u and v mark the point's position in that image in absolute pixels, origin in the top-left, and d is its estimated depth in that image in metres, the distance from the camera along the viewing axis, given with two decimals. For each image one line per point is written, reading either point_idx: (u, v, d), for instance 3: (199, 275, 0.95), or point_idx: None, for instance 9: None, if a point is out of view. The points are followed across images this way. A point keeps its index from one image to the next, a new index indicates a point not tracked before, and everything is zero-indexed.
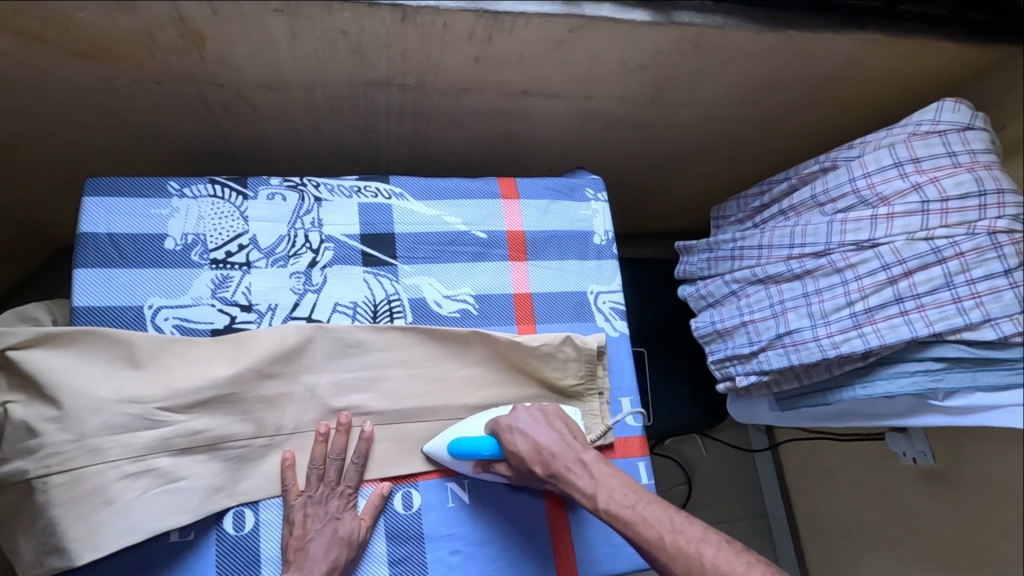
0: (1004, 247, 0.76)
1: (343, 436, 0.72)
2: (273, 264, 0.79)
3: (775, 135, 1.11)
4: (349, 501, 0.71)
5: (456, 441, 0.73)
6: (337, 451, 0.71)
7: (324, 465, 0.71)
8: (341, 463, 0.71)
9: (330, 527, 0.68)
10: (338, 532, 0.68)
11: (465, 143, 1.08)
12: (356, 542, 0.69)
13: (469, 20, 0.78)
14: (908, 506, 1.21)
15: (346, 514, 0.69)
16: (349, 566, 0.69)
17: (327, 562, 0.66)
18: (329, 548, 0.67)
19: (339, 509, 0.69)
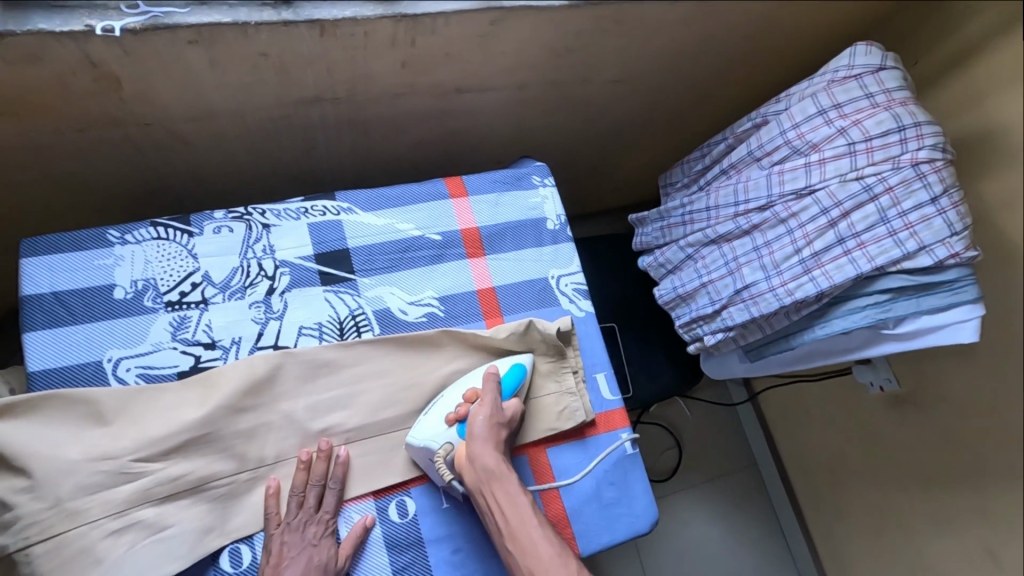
0: (928, 177, 0.80)
1: (321, 464, 0.72)
2: (230, 297, 0.78)
3: (708, 99, 1.14)
4: (327, 530, 0.69)
5: (518, 369, 0.81)
6: (314, 481, 0.71)
7: (301, 494, 0.70)
8: (320, 492, 0.71)
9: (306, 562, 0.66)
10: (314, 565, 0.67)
11: (408, 147, 1.08)
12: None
13: (389, 26, 0.77)
14: (883, 432, 1.27)
15: (324, 544, 0.68)
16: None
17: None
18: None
19: (316, 540, 0.68)
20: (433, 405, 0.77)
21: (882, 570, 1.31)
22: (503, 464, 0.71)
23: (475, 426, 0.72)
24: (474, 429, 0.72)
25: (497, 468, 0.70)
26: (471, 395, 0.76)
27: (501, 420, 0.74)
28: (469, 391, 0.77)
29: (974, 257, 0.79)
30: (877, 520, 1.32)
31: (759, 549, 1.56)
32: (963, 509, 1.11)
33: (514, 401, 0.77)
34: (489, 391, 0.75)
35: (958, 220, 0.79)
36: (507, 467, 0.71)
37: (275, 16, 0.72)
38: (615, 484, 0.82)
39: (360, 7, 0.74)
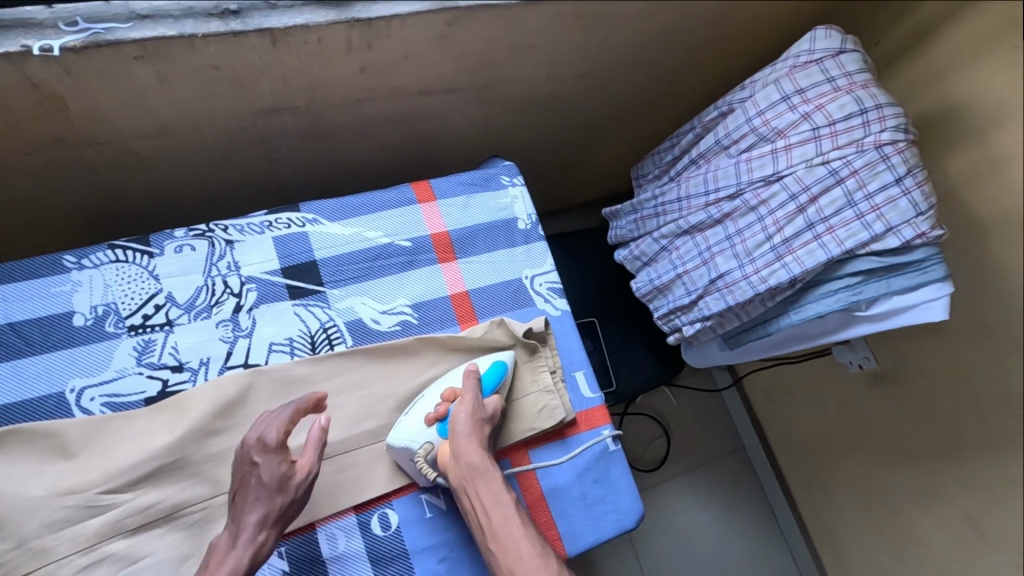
0: (891, 158, 0.80)
1: (280, 419, 0.66)
2: (196, 317, 0.76)
3: (675, 89, 1.13)
4: (268, 501, 0.63)
5: (500, 363, 0.80)
6: (265, 439, 0.65)
7: (256, 450, 0.64)
8: (264, 454, 0.64)
9: (228, 539, 0.62)
10: (236, 542, 0.61)
11: (375, 153, 1.06)
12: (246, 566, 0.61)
13: (343, 31, 0.75)
14: (865, 410, 1.28)
15: (252, 512, 0.62)
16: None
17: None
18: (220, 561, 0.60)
19: (251, 506, 0.63)
20: (413, 407, 0.76)
21: (871, 545, 1.33)
22: (487, 460, 0.69)
23: (456, 423, 0.71)
24: (456, 426, 0.71)
25: (481, 465, 0.69)
26: (449, 394, 0.75)
27: (483, 416, 0.73)
28: (449, 389, 0.76)
29: (941, 236, 0.80)
30: (863, 496, 1.33)
31: (751, 532, 1.57)
32: (946, 480, 1.13)
33: (496, 397, 0.76)
34: (470, 388, 0.74)
35: (923, 199, 0.79)
36: (491, 464, 0.70)
37: (223, 27, 0.69)
38: (599, 482, 0.82)
39: (311, 13, 0.72)
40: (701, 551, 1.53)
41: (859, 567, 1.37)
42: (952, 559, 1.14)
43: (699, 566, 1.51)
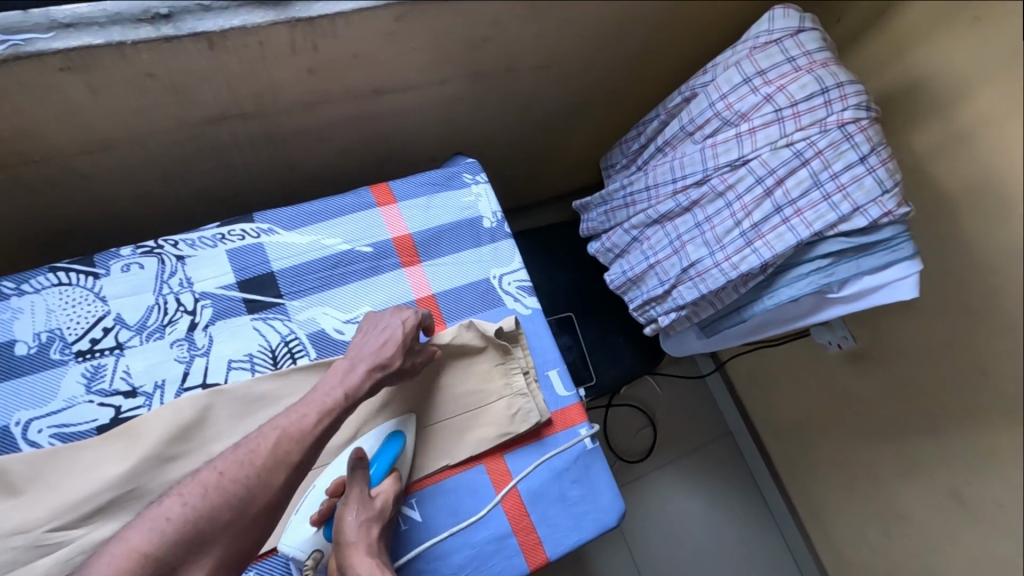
0: (855, 137, 0.79)
1: (413, 321, 0.75)
2: (149, 338, 0.73)
3: (639, 77, 1.12)
4: (376, 374, 0.71)
5: (391, 440, 0.74)
6: (406, 329, 0.74)
7: (389, 334, 0.73)
8: (399, 342, 0.73)
9: (322, 396, 0.68)
10: (329, 398, 0.68)
11: (335, 156, 1.03)
12: (318, 424, 0.66)
13: (285, 32, 0.72)
14: (845, 389, 1.28)
15: (362, 379, 0.70)
16: (293, 470, 0.64)
17: (295, 420, 0.66)
18: (309, 407, 0.67)
19: (362, 375, 0.70)
20: (303, 499, 0.71)
21: (859, 522, 1.34)
22: (376, 565, 0.64)
23: (342, 528, 0.66)
24: (343, 533, 0.66)
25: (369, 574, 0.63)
26: (336, 489, 0.70)
27: (370, 513, 0.67)
28: (336, 483, 0.70)
29: (908, 213, 0.78)
30: (848, 474, 1.34)
31: (741, 517, 1.56)
32: (929, 455, 1.13)
33: (385, 485, 0.71)
34: (356, 485, 0.69)
35: (887, 177, 0.78)
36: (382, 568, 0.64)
37: (154, 33, 0.66)
38: (578, 482, 0.80)
39: (249, 14, 0.69)
40: (692, 539, 1.52)
41: (849, 545, 1.38)
42: (938, 532, 1.15)
43: (691, 554, 1.51)
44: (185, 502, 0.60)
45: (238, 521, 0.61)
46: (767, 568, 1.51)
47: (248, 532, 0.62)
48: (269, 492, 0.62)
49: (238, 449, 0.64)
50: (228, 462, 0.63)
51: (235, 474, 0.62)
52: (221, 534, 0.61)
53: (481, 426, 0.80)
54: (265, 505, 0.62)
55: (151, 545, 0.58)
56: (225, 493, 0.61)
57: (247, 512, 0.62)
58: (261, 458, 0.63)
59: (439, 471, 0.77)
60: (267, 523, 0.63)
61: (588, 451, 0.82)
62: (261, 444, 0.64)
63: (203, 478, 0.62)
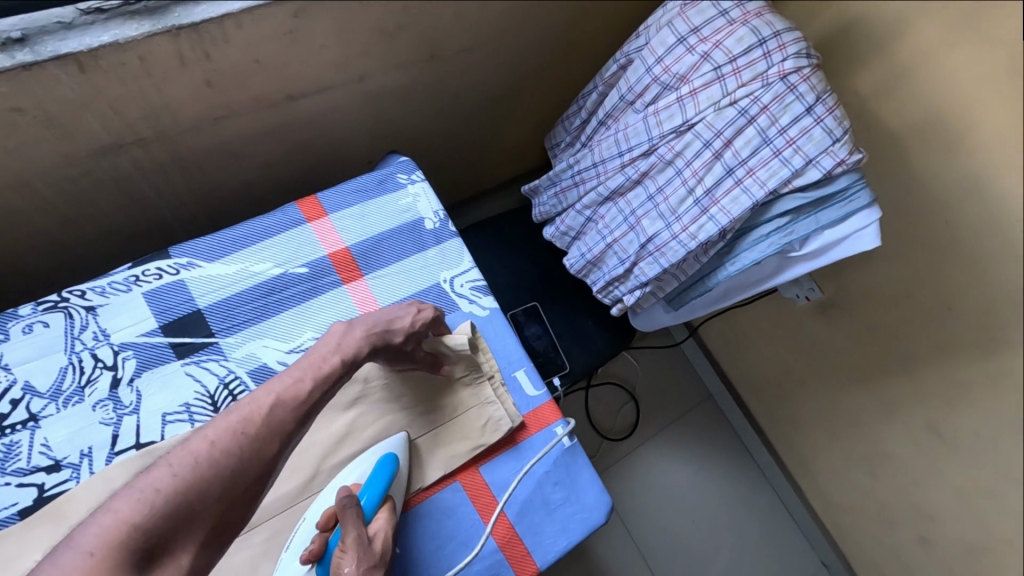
0: (799, 87, 0.75)
1: (430, 316, 0.71)
2: (67, 404, 0.65)
3: (568, 49, 1.07)
4: (376, 342, 0.66)
5: (383, 462, 0.68)
6: (418, 320, 0.70)
7: (400, 315, 0.69)
8: (410, 327, 0.69)
9: (317, 362, 0.61)
10: (326, 365, 0.61)
11: (259, 172, 0.96)
12: (313, 392, 0.59)
13: (168, 43, 0.67)
14: (815, 339, 1.28)
15: (361, 345, 0.64)
16: (286, 439, 0.56)
17: (288, 386, 0.58)
18: (304, 372, 0.60)
19: (360, 340, 0.65)
20: (293, 535, 0.66)
21: (844, 466, 1.35)
22: None
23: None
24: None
25: None
26: (326, 522, 0.65)
27: (372, 557, 0.62)
28: (325, 517, 0.65)
29: (861, 160, 0.75)
30: (829, 422, 1.34)
31: (731, 478, 1.56)
32: (906, 394, 1.13)
33: (381, 522, 0.65)
34: (353, 530, 0.62)
35: (836, 125, 0.74)
36: None
37: (9, 61, 0.60)
38: (560, 484, 0.76)
39: (119, 28, 0.64)
40: (686, 507, 1.51)
41: (838, 490, 1.39)
42: (920, 466, 1.16)
43: (688, 522, 1.50)
44: (177, 471, 0.51)
45: (229, 494, 0.52)
46: (762, 524, 1.52)
47: (240, 506, 0.53)
48: (261, 464, 0.54)
49: (232, 415, 0.55)
50: (223, 428, 0.54)
51: (228, 442, 0.53)
52: (213, 507, 0.51)
53: (453, 442, 0.75)
54: (258, 477, 0.54)
55: (142, 516, 0.49)
56: (216, 462, 0.52)
57: (238, 485, 0.53)
58: (257, 426, 0.55)
59: (414, 495, 0.72)
60: (256, 498, 0.54)
61: (568, 448, 0.78)
62: (256, 410, 0.56)
63: (193, 447, 0.52)
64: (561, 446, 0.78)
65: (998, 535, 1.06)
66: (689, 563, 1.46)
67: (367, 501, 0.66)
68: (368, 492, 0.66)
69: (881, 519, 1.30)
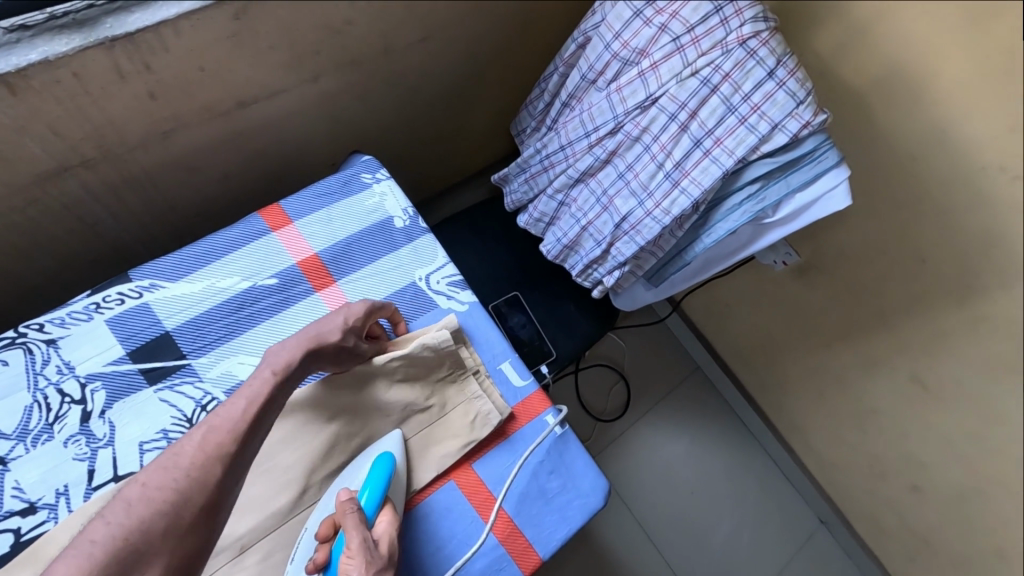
0: (758, 52, 0.74)
1: (362, 309, 0.70)
2: (36, 443, 0.63)
3: (524, 31, 1.05)
4: (312, 348, 0.64)
5: (380, 460, 0.68)
6: (350, 315, 0.69)
7: (331, 318, 0.68)
8: (343, 325, 0.67)
9: (250, 382, 0.59)
10: (258, 381, 0.59)
11: (217, 183, 0.93)
12: (250, 410, 0.57)
13: (103, 56, 0.64)
14: (794, 302, 1.29)
15: (293, 354, 0.62)
16: (230, 465, 0.54)
17: (222, 412, 0.56)
18: (239, 395, 0.58)
19: (293, 351, 0.62)
20: (296, 548, 0.65)
21: (834, 424, 1.37)
22: None
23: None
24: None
25: None
26: (326, 530, 0.63)
27: (379, 559, 0.59)
28: (326, 525, 0.63)
29: (826, 120, 0.75)
30: (816, 382, 1.36)
31: (726, 447, 1.57)
32: (887, 348, 1.15)
33: (385, 523, 0.63)
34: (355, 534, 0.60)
35: (799, 87, 0.74)
36: None
37: None
38: (556, 472, 0.76)
39: (48, 44, 0.61)
40: (684, 479, 1.52)
41: (829, 447, 1.41)
42: (907, 417, 1.18)
43: (687, 494, 1.51)
44: (111, 519, 0.49)
45: (176, 530, 0.50)
46: (760, 488, 1.54)
47: (191, 539, 0.51)
48: (205, 492, 0.52)
49: (165, 453, 0.53)
50: (154, 468, 0.52)
51: (163, 479, 0.51)
52: (160, 546, 0.49)
53: (441, 442, 0.74)
54: (204, 507, 0.52)
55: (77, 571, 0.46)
56: (152, 501, 0.50)
57: (183, 518, 0.51)
58: (190, 458, 0.53)
59: (409, 498, 0.71)
60: (209, 529, 0.52)
61: (558, 434, 0.77)
62: (190, 443, 0.54)
63: (125, 494, 0.51)
64: (552, 434, 0.77)
65: (987, 476, 1.09)
66: (692, 534, 1.47)
67: (368, 501, 0.64)
68: (368, 492, 0.65)
69: (873, 471, 1.33)
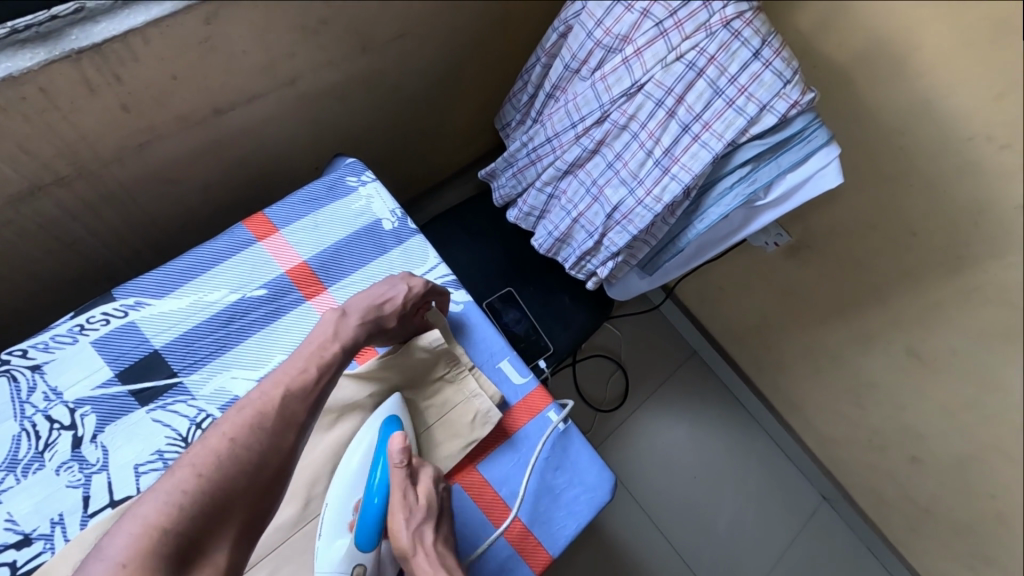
0: (743, 33, 0.72)
1: (421, 291, 0.70)
2: (27, 473, 0.61)
3: (502, 22, 1.03)
4: (371, 328, 0.65)
5: (391, 424, 0.68)
6: (411, 297, 0.69)
7: (392, 295, 0.67)
8: (400, 304, 0.68)
9: (319, 351, 0.59)
10: (327, 353, 0.60)
11: (197, 193, 0.91)
12: (319, 380, 0.58)
13: (71, 70, 0.62)
14: (786, 282, 1.29)
15: (357, 332, 0.63)
16: (302, 429, 0.55)
17: (295, 376, 0.57)
18: (307, 361, 0.59)
19: (356, 328, 0.64)
20: (322, 520, 0.64)
21: (832, 400, 1.37)
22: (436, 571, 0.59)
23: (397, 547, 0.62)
24: (400, 552, 0.61)
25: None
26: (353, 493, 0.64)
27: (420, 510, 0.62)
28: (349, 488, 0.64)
29: (815, 99, 0.73)
30: (812, 360, 1.36)
31: (725, 429, 1.57)
32: (881, 322, 1.15)
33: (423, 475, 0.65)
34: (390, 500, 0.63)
35: (785, 67, 0.72)
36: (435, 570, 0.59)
37: None
38: (561, 468, 0.75)
39: (12, 59, 0.58)
40: (687, 464, 1.53)
41: (828, 424, 1.42)
42: (903, 390, 1.19)
43: (690, 478, 1.51)
44: (202, 472, 0.49)
45: (255, 488, 0.51)
46: (762, 469, 1.55)
47: (266, 499, 0.51)
48: (281, 456, 0.53)
49: (245, 409, 0.53)
50: (239, 424, 0.52)
51: (249, 439, 0.52)
52: (241, 503, 0.50)
53: (443, 442, 0.72)
54: (280, 470, 0.53)
55: (171, 519, 0.47)
56: (238, 459, 0.51)
57: (261, 479, 0.51)
58: (271, 420, 0.53)
59: None
60: (279, 491, 0.53)
61: (559, 429, 0.76)
62: (268, 404, 0.54)
63: (212, 445, 0.51)
64: (555, 431, 0.76)
65: (984, 443, 1.10)
66: (698, 518, 1.48)
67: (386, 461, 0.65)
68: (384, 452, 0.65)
69: (873, 445, 1.34)
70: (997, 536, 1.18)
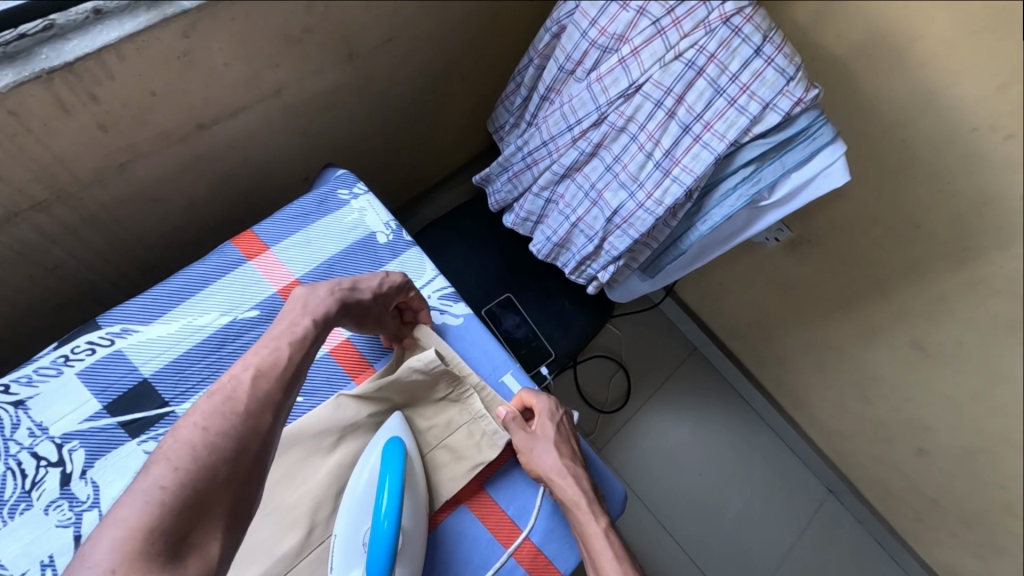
0: (743, 29, 0.69)
1: (398, 282, 0.70)
2: (13, 514, 0.58)
3: (492, 23, 1.01)
4: (344, 301, 0.63)
5: (392, 443, 0.65)
6: (386, 286, 0.68)
7: (368, 278, 0.67)
8: (378, 287, 0.67)
9: (289, 327, 0.56)
10: (299, 328, 0.57)
11: (183, 210, 0.88)
12: (292, 358, 0.54)
13: (43, 91, 0.59)
14: (788, 277, 1.27)
15: (329, 303, 0.61)
16: (279, 410, 0.50)
17: (265, 356, 0.52)
18: (277, 341, 0.55)
19: (328, 299, 0.61)
20: (332, 556, 0.61)
21: (837, 394, 1.36)
22: (561, 474, 0.69)
23: (540, 471, 0.70)
24: (547, 472, 0.69)
25: (559, 478, 0.69)
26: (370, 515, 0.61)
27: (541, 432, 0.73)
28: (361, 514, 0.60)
29: (818, 95, 0.71)
30: (815, 354, 1.35)
31: (729, 425, 1.56)
32: (886, 314, 1.13)
33: (545, 400, 0.76)
34: (521, 432, 0.71)
35: (788, 63, 0.69)
36: (560, 472, 0.69)
37: None
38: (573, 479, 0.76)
39: None
40: (692, 463, 1.51)
41: (833, 418, 1.41)
42: (908, 383, 1.18)
43: (696, 476, 1.50)
44: (179, 465, 0.43)
45: (235, 476, 0.45)
46: (768, 465, 1.53)
47: (249, 487, 0.46)
48: (260, 439, 0.47)
49: (215, 395, 0.48)
50: (210, 411, 0.46)
51: (223, 424, 0.46)
52: (224, 494, 0.44)
53: (446, 466, 0.69)
54: (261, 453, 0.47)
55: (154, 518, 0.41)
56: (215, 448, 0.45)
57: (242, 464, 0.46)
58: (244, 404, 0.48)
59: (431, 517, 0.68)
60: (261, 479, 0.47)
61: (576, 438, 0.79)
62: (239, 388, 0.49)
63: (184, 437, 0.45)
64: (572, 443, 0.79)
65: (992, 434, 1.09)
66: (705, 516, 1.46)
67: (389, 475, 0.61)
68: (386, 469, 0.62)
69: (878, 439, 1.33)
70: (1007, 527, 1.17)
